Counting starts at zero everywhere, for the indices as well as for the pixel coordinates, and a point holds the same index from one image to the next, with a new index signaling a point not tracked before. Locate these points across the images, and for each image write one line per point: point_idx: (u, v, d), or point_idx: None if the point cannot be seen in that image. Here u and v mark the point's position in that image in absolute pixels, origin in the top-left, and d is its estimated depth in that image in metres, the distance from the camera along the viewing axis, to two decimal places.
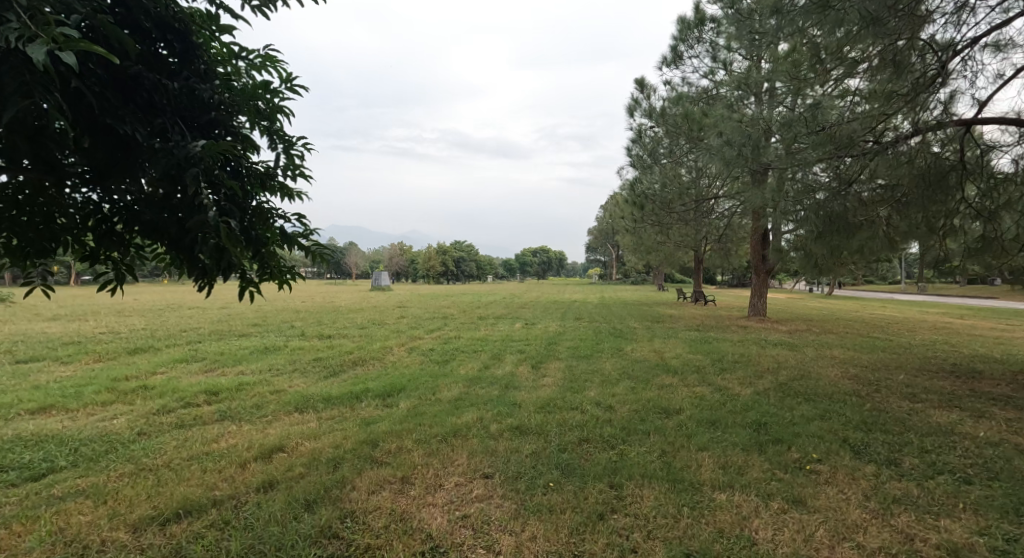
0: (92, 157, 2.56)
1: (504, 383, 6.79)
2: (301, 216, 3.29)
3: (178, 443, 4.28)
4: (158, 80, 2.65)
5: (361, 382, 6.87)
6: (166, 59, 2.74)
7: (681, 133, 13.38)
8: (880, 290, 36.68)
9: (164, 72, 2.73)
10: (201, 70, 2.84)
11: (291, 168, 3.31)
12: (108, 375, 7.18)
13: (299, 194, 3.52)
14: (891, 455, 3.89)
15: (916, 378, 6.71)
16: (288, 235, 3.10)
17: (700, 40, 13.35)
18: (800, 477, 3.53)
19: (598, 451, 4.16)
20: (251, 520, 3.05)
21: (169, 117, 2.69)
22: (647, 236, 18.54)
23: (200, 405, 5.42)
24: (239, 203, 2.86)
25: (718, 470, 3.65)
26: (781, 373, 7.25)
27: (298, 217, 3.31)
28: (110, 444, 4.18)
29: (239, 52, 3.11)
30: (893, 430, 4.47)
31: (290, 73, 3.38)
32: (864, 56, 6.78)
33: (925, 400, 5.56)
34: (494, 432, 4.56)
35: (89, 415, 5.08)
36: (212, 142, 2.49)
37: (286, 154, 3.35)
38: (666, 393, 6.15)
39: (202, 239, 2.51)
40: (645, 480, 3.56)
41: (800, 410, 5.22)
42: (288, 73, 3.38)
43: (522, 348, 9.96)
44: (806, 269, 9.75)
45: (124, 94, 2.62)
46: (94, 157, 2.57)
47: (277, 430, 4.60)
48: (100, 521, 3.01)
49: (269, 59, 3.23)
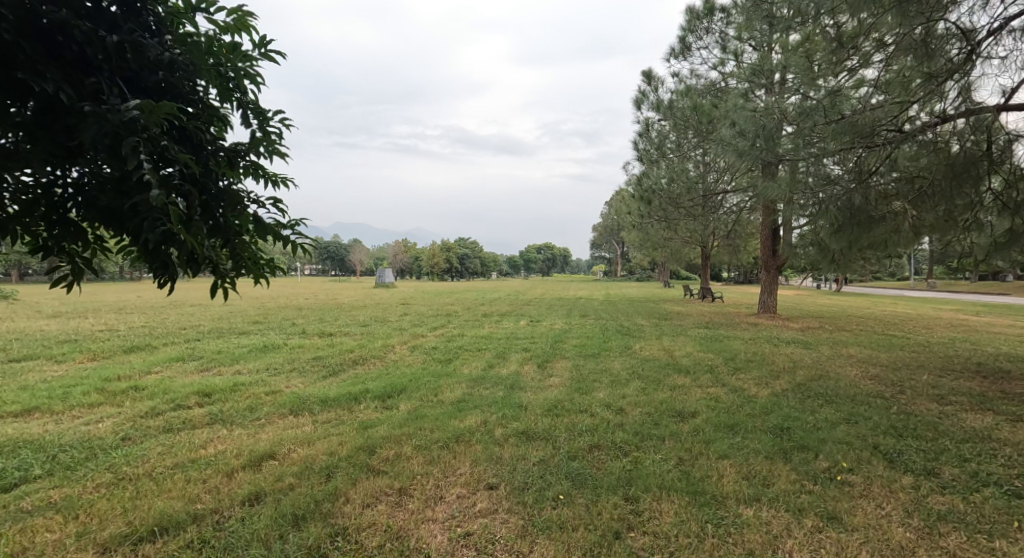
0: (20, 123, 2.36)
1: (509, 383, 6.53)
2: (278, 202, 3.06)
3: (163, 448, 4.03)
4: (91, 31, 2.39)
5: (361, 382, 6.62)
6: (106, 10, 2.48)
7: (689, 126, 13.06)
8: (887, 287, 36.18)
9: (104, 25, 2.48)
10: (148, 23, 2.58)
11: (265, 145, 3.02)
12: (101, 374, 6.94)
13: (280, 183, 3.31)
14: (929, 464, 3.61)
15: (940, 379, 6.41)
16: (263, 225, 2.87)
17: (709, 31, 13.03)
18: (831, 489, 3.26)
19: (611, 458, 3.89)
20: (232, 539, 2.79)
21: (106, 76, 2.47)
22: (653, 232, 18.24)
23: (191, 407, 5.17)
24: (199, 182, 2.62)
25: (741, 481, 3.38)
26: (799, 373, 6.96)
27: (276, 203, 3.07)
28: (91, 449, 3.93)
29: (202, 9, 2.84)
30: (926, 436, 4.20)
31: (264, 37, 3.10)
32: (881, 45, 6.61)
33: (953, 403, 5.28)
34: (499, 437, 4.31)
35: (75, 418, 4.84)
36: (149, 105, 2.27)
37: (261, 129, 3.09)
38: (679, 395, 5.87)
39: (151, 225, 2.30)
40: (663, 492, 3.30)
41: (823, 413, 4.94)
42: (262, 37, 3.10)
43: (528, 346, 9.70)
44: (821, 264, 9.45)
45: (50, 49, 2.40)
46: (30, 125, 2.38)
47: (270, 435, 4.35)
48: (66, 540, 2.77)
49: (240, 20, 2.96)
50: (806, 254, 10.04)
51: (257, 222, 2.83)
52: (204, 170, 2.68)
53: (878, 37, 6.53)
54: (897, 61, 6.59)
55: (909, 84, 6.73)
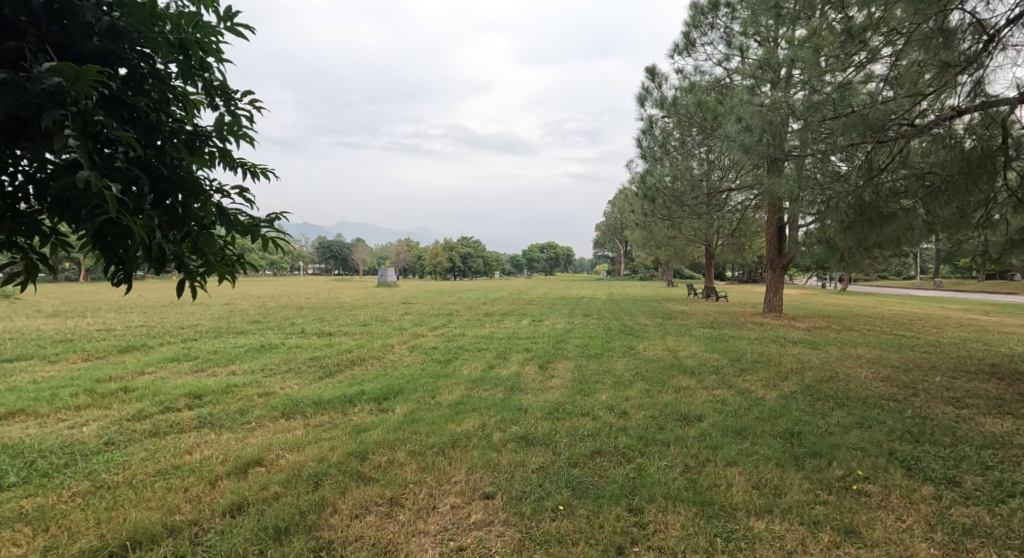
0: None
1: (510, 385, 6.35)
2: (244, 191, 2.87)
3: (146, 454, 3.86)
4: None
5: (357, 384, 6.45)
6: None
7: (693, 123, 12.85)
8: (893, 286, 35.72)
9: None
10: None
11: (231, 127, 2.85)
12: (93, 375, 6.78)
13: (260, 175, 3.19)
14: (949, 472, 3.43)
15: (954, 380, 6.22)
16: (229, 217, 2.71)
17: (714, 26, 12.84)
18: (847, 500, 3.09)
19: (613, 466, 3.71)
20: (209, 555, 2.64)
21: (31, 42, 2.29)
22: (656, 230, 18.04)
23: (180, 410, 5.00)
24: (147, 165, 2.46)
25: (751, 491, 3.20)
26: (808, 374, 6.77)
27: (244, 193, 2.90)
28: (71, 455, 3.77)
29: None
30: (945, 442, 4.00)
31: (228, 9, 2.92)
32: (887, 43, 6.42)
33: (970, 406, 5.09)
34: (497, 442, 4.13)
35: (60, 422, 4.68)
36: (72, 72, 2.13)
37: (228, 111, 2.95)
38: (684, 397, 5.68)
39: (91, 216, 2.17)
40: (669, 503, 3.13)
41: (835, 416, 4.75)
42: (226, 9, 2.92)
43: (530, 346, 9.52)
44: (829, 262, 9.25)
45: None
46: None
47: (258, 440, 4.18)
48: (33, 555, 2.63)
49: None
50: (813, 252, 9.85)
51: (222, 215, 2.66)
52: (156, 154, 2.53)
53: (883, 35, 6.35)
54: (907, 57, 6.40)
55: (921, 77, 6.51)
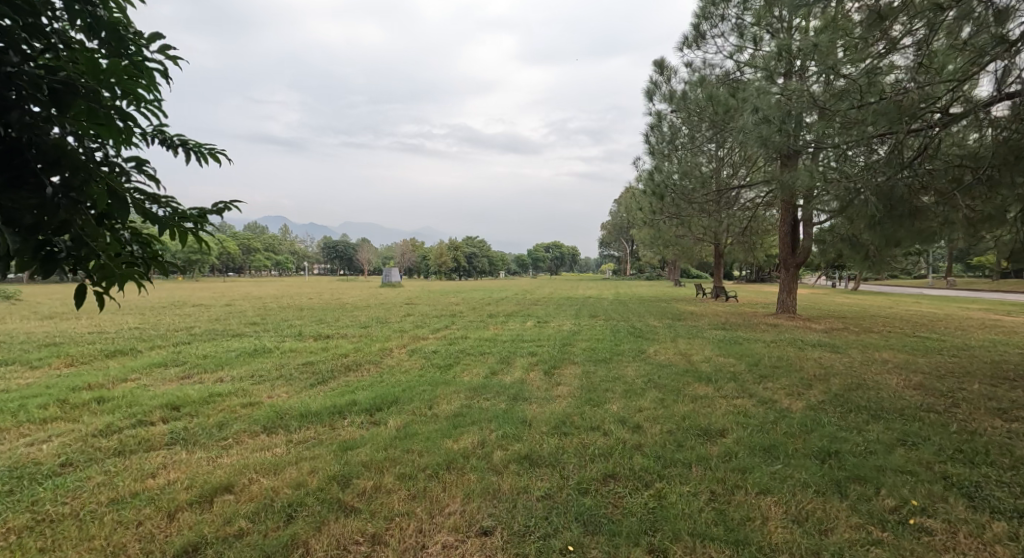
0: None
1: (513, 394, 5.89)
2: (139, 162, 2.77)
3: (104, 477, 3.45)
4: None
5: (350, 393, 6.00)
6: None
7: (705, 117, 12.36)
8: (904, 286, 34.94)
9: None
10: None
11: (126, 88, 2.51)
12: (70, 383, 6.34)
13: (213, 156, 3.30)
14: (1018, 502, 2.99)
15: (995, 389, 5.76)
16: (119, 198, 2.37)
17: (724, 17, 12.37)
18: (908, 539, 2.69)
19: (630, 494, 3.27)
20: None
21: None
22: (664, 228, 17.55)
23: (153, 424, 4.58)
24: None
25: (793, 528, 2.79)
26: (833, 381, 6.32)
27: (139, 163, 2.77)
28: (19, 480, 3.38)
29: None
30: (1004, 463, 3.56)
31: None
32: (908, 30, 5.96)
33: (1019, 419, 4.63)
34: (497, 463, 3.69)
35: (19, 438, 4.26)
36: None
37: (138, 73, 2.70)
38: (702, 408, 5.22)
39: None
40: (697, 542, 2.75)
41: (874, 432, 4.30)
42: None
43: (535, 350, 9.04)
44: (855, 259, 8.85)
45: None
46: None
47: (232, 460, 3.75)
48: None
49: None
50: (832, 247, 9.38)
51: (115, 200, 2.35)
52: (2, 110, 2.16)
53: (904, 21, 5.89)
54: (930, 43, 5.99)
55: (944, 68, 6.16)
